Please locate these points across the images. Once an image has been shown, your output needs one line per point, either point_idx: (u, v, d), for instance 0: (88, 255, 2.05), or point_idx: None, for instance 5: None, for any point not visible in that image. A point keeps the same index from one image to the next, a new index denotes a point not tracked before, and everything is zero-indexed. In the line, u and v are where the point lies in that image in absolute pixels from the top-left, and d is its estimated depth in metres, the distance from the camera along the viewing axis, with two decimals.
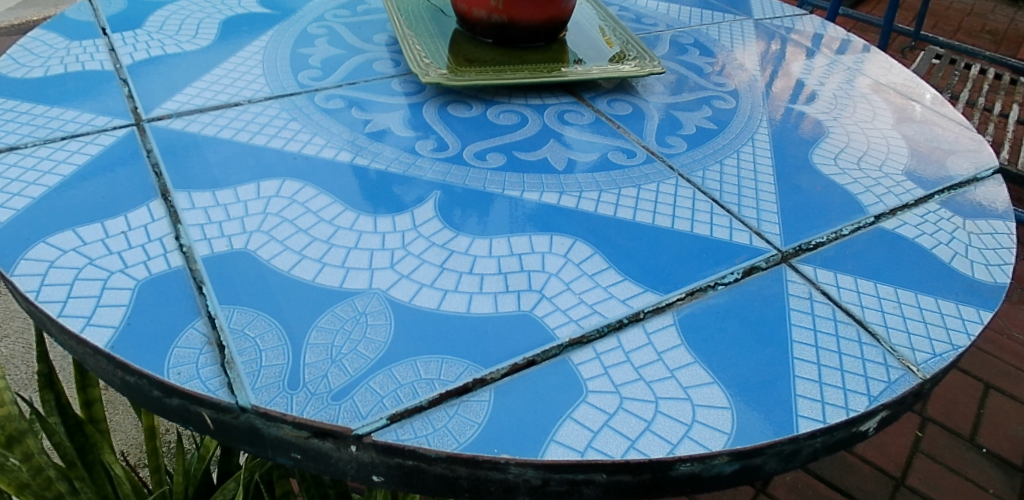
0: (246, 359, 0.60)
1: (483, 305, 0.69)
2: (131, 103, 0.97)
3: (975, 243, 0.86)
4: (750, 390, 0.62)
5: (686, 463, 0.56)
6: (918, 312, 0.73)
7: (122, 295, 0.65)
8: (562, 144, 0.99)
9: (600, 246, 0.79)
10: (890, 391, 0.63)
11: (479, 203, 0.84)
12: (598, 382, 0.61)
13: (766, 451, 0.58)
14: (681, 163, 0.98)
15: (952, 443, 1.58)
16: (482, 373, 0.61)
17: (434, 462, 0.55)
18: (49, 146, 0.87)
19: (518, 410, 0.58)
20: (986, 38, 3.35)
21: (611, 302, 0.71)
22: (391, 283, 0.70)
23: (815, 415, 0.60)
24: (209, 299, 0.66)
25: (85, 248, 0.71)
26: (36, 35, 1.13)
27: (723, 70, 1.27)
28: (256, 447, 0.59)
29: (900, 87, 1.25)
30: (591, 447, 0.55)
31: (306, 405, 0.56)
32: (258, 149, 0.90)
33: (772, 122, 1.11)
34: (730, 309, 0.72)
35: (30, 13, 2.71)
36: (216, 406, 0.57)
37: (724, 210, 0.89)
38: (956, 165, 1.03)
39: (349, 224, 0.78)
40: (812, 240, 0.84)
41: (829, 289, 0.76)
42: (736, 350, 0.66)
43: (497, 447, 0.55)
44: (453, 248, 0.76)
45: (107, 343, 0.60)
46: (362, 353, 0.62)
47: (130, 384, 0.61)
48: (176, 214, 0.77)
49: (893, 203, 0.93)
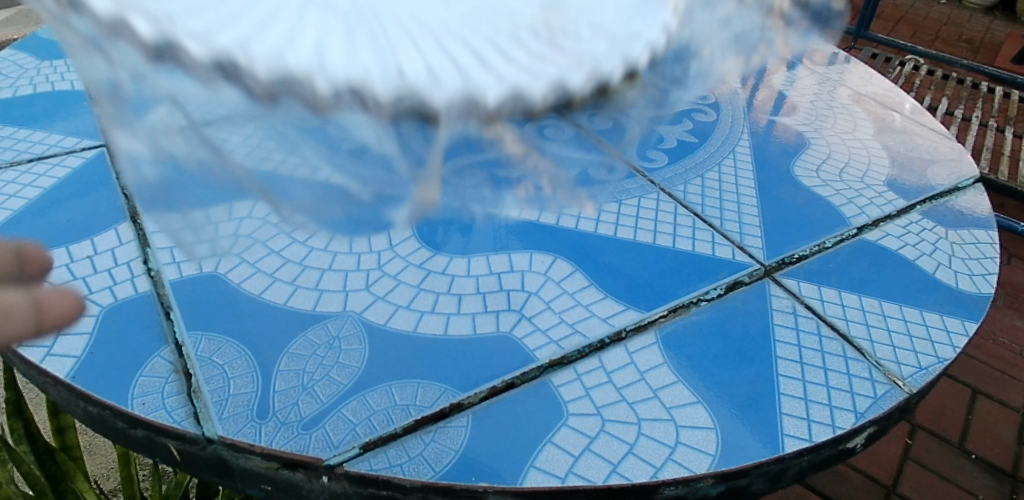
0: (213, 388, 0.58)
1: (460, 327, 0.67)
2: (102, 124, 0.95)
3: (958, 253, 0.85)
4: (736, 409, 0.60)
5: (669, 486, 0.54)
6: (903, 325, 0.72)
7: (84, 322, 0.63)
8: (543, 160, 0.98)
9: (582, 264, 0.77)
10: (876, 407, 0.62)
11: (460, 221, 0.83)
12: (579, 405, 0.60)
13: (751, 472, 0.56)
14: (663, 177, 0.97)
15: (941, 450, 1.57)
16: (460, 397, 0.59)
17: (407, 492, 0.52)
18: (16, 169, 0.84)
19: (498, 439, 0.56)
20: (963, 46, 3.40)
21: (592, 322, 0.69)
22: (365, 306, 0.68)
23: (800, 434, 0.59)
24: (176, 325, 0.64)
25: (48, 273, 0.69)
26: (6, 55, 1.11)
27: (704, 83, 1.27)
28: (224, 480, 0.56)
29: (879, 98, 1.25)
30: (571, 473, 0.54)
31: (274, 434, 0.54)
32: (231, 169, 0.88)
33: (753, 134, 1.10)
34: (714, 326, 0.70)
35: (11, 31, 2.70)
36: (182, 437, 0.55)
37: (705, 224, 0.87)
38: (937, 174, 1.03)
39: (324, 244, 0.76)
40: (794, 254, 0.83)
41: (813, 303, 0.75)
42: (719, 369, 0.65)
43: (477, 476, 0.53)
44: (431, 268, 0.74)
45: (69, 373, 0.58)
46: (335, 379, 0.59)
47: (93, 415, 0.58)
48: (145, 237, 0.75)
49: (875, 214, 0.92)
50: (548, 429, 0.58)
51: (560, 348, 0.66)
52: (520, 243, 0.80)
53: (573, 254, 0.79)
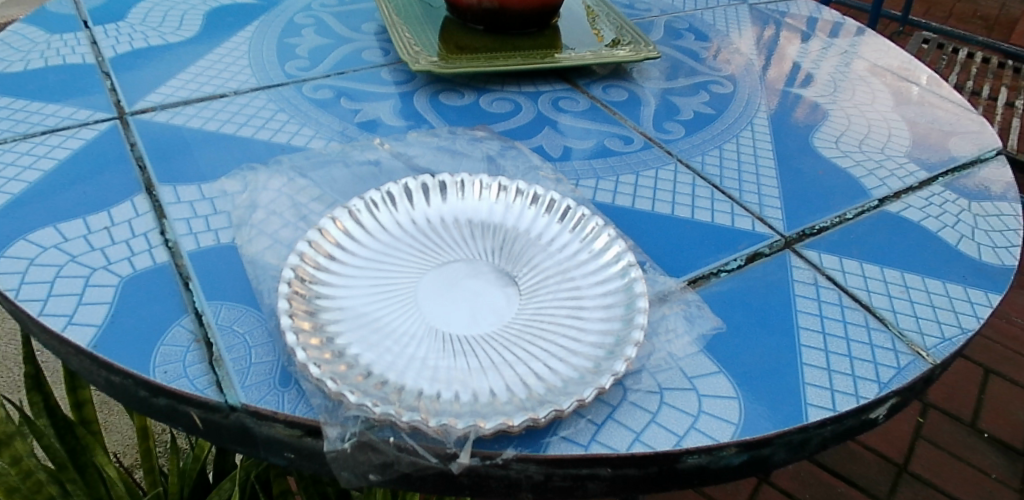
0: (235, 356, 0.58)
1: (474, 312, 0.63)
2: (114, 97, 0.95)
3: (981, 225, 0.84)
4: (758, 379, 0.60)
5: (693, 455, 0.54)
6: (926, 296, 0.72)
7: (104, 292, 0.63)
8: (557, 132, 0.97)
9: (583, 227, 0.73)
10: (900, 377, 0.61)
11: (457, 197, 0.77)
12: (580, 356, 0.59)
13: (774, 441, 0.56)
14: (680, 148, 0.96)
15: (953, 429, 1.57)
16: (483, 362, 0.58)
17: (415, 459, 0.52)
18: (30, 141, 0.84)
19: (499, 388, 0.55)
20: (977, 23, 3.34)
21: (598, 285, 0.67)
22: (376, 303, 0.63)
23: (824, 404, 0.58)
24: (196, 295, 0.64)
25: (66, 244, 0.69)
26: (16, 28, 1.10)
27: (719, 55, 1.25)
28: (247, 447, 0.57)
29: (898, 70, 1.23)
30: (595, 441, 0.54)
31: (297, 403, 0.54)
32: (245, 141, 0.88)
33: (771, 106, 1.09)
34: (735, 296, 0.70)
35: (17, 10, 2.68)
36: (204, 405, 0.54)
37: (724, 196, 0.87)
38: (958, 147, 1.01)
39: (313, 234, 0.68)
40: (815, 225, 0.82)
41: (834, 274, 0.74)
42: (740, 340, 0.64)
43: (478, 419, 0.52)
44: (435, 261, 0.70)
45: (90, 342, 0.58)
46: (356, 343, 0.58)
47: (115, 384, 0.58)
48: (161, 209, 0.74)
49: (896, 186, 0.91)
50: (548, 378, 0.57)
51: (563, 310, 0.64)
52: (521, 208, 0.76)
53: (570, 208, 0.75)
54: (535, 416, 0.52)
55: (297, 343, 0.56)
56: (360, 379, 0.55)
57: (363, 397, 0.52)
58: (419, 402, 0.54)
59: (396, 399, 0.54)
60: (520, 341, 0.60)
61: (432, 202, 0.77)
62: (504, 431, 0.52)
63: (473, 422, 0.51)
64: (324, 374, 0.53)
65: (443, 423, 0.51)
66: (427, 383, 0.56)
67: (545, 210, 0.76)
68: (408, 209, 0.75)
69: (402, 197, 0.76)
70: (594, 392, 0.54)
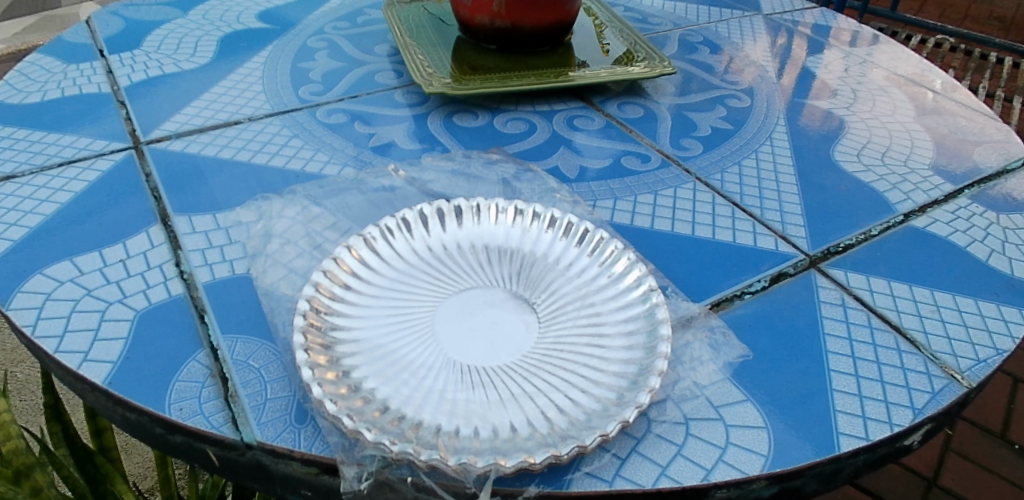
0: (251, 392, 0.57)
1: (493, 343, 0.62)
2: (129, 126, 0.95)
3: (1012, 239, 0.81)
4: (786, 407, 0.58)
5: (721, 489, 0.52)
6: (958, 315, 0.69)
7: (120, 328, 0.62)
8: (573, 151, 0.96)
9: (604, 253, 0.72)
10: (935, 402, 0.59)
11: (476, 223, 0.76)
12: (603, 387, 0.57)
13: (806, 472, 0.54)
14: (698, 166, 0.94)
15: (983, 441, 1.53)
16: (503, 395, 0.56)
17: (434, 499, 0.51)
18: (47, 173, 0.84)
19: (520, 423, 0.54)
20: (994, 25, 3.29)
21: (618, 311, 0.65)
22: (394, 336, 0.62)
23: (856, 432, 0.56)
24: (211, 328, 0.63)
25: (82, 278, 0.68)
26: (33, 59, 1.11)
27: (734, 67, 1.23)
28: (264, 485, 0.56)
29: (915, 78, 1.21)
30: (619, 476, 0.52)
31: (313, 440, 0.53)
32: (260, 169, 0.87)
33: (789, 120, 1.07)
34: (761, 320, 0.68)
35: (35, 37, 2.73)
36: (220, 443, 0.54)
37: (746, 214, 0.85)
38: (983, 157, 0.99)
39: (328, 264, 0.67)
40: (840, 243, 0.80)
41: (862, 294, 0.72)
42: (768, 367, 0.62)
43: (498, 456, 0.51)
44: (453, 290, 0.68)
45: (105, 379, 0.57)
46: (371, 379, 0.57)
47: (131, 421, 0.57)
48: (176, 240, 0.74)
49: (922, 199, 0.89)
50: (570, 411, 0.55)
51: (583, 338, 0.62)
52: (539, 232, 0.75)
53: (589, 231, 0.74)
54: (557, 453, 0.50)
55: (313, 378, 0.55)
56: (377, 415, 0.53)
57: (381, 435, 0.51)
58: (438, 439, 0.52)
59: (413, 435, 0.52)
60: (540, 371, 0.59)
61: (447, 227, 0.76)
62: (525, 468, 0.51)
63: (494, 460, 0.50)
64: (341, 411, 0.52)
65: (462, 462, 0.50)
66: (445, 418, 0.54)
67: (564, 234, 0.75)
68: (423, 235, 0.74)
69: (418, 223, 0.75)
70: (618, 425, 0.52)
